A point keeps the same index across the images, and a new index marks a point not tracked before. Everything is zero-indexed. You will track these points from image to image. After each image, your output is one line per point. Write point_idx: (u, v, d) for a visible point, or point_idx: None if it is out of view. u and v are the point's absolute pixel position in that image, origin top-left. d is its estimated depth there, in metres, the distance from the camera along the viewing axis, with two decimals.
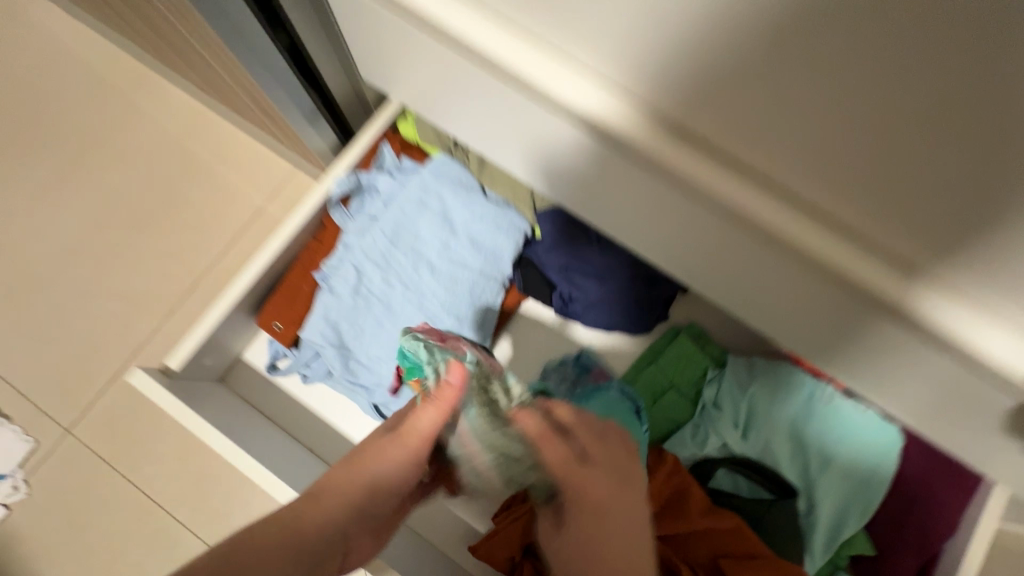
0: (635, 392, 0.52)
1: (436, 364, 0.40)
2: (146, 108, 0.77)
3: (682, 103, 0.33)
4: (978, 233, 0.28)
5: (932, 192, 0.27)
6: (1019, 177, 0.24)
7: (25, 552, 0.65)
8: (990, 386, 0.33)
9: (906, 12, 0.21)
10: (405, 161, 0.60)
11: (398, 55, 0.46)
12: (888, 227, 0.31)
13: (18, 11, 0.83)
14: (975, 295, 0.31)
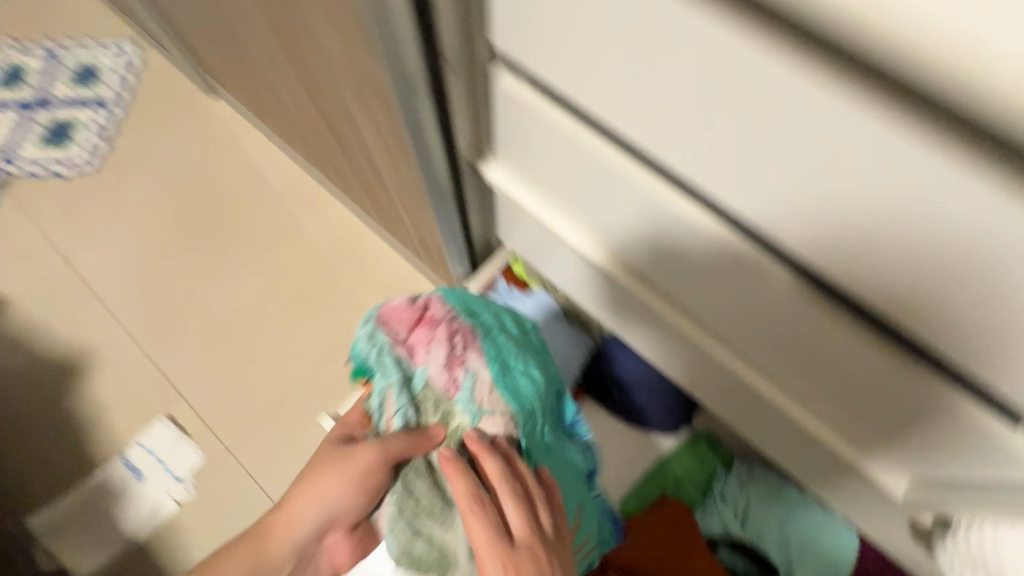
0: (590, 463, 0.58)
1: (395, 391, 0.49)
2: (317, 218, 1.07)
3: (704, 316, 0.57)
4: (872, 430, 0.49)
5: (846, 406, 0.49)
6: (885, 412, 0.46)
7: (185, 540, 0.87)
8: (892, 508, 0.54)
9: (818, 330, 0.45)
10: (512, 289, 0.84)
11: (528, 238, 0.72)
12: (829, 414, 0.53)
13: (240, 139, 1.17)
14: (877, 455, 0.52)
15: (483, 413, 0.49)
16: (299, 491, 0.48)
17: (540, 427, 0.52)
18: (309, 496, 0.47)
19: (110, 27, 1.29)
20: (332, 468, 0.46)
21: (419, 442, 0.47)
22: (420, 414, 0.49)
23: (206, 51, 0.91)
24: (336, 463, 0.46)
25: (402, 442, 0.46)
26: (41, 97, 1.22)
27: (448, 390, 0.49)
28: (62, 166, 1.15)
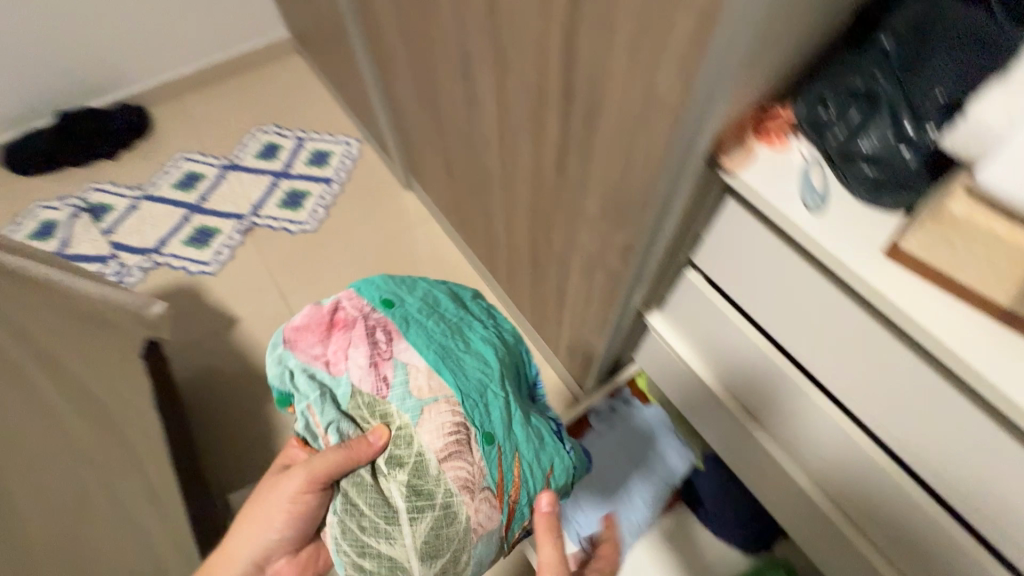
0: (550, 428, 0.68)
1: (319, 408, 0.61)
2: None
3: (810, 469, 0.74)
4: None
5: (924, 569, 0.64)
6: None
7: None
8: None
9: (906, 505, 0.61)
10: (635, 400, 1.05)
11: (665, 372, 0.92)
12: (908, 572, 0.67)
13: (426, 232, 1.51)
14: None
15: (424, 403, 0.60)
16: (252, 524, 0.71)
17: (489, 392, 0.63)
18: (256, 531, 0.71)
19: (341, 128, 1.73)
20: (274, 502, 0.67)
21: (359, 448, 0.58)
22: (361, 420, 0.61)
23: (433, 174, 1.25)
24: (275, 496, 0.67)
25: (334, 458, 0.58)
26: (286, 171, 1.64)
27: (375, 387, 0.60)
28: (292, 224, 1.52)
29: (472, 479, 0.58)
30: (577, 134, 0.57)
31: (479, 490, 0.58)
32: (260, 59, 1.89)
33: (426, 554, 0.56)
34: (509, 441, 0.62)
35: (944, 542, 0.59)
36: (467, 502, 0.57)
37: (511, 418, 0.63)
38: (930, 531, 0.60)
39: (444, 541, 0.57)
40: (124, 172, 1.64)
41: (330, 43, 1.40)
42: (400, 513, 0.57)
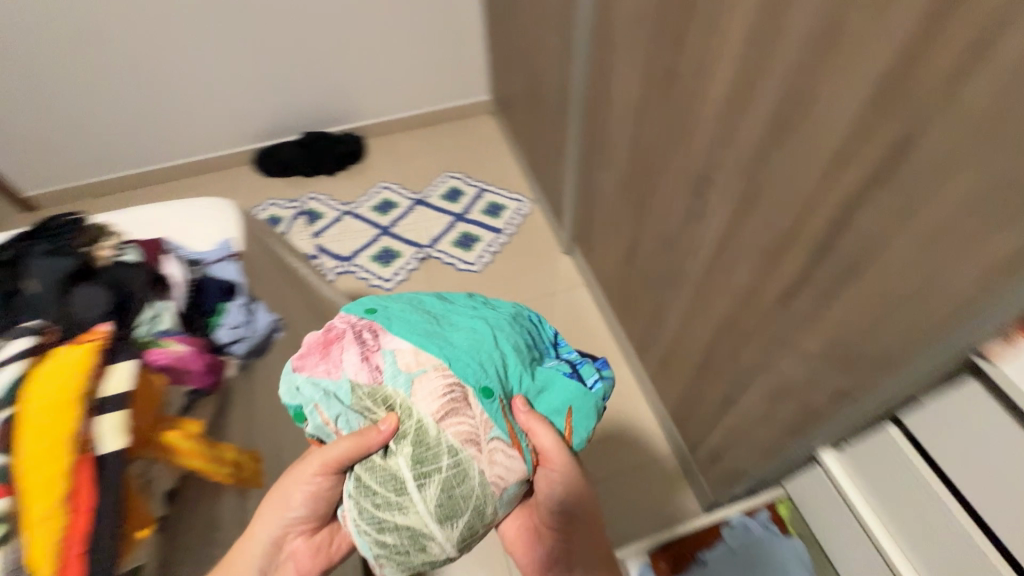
0: (542, 371, 0.69)
1: (322, 404, 0.61)
2: (612, 375, 1.45)
3: None
4: None
5: None
6: None
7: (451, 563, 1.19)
8: None
9: None
10: (773, 526, 1.01)
11: (826, 513, 0.92)
12: None
13: (576, 297, 1.62)
14: None
15: (414, 376, 0.61)
16: (264, 511, 0.66)
17: (480, 354, 0.64)
18: (267, 515, 0.65)
19: (518, 187, 1.92)
20: (283, 486, 0.65)
21: (363, 434, 0.59)
22: (366, 412, 0.61)
23: (607, 255, 1.36)
24: (284, 482, 0.65)
25: (347, 442, 0.59)
26: (464, 214, 1.85)
27: (371, 377, 0.61)
28: (462, 263, 1.71)
29: (479, 433, 0.60)
30: (821, 284, 0.63)
31: (488, 442, 0.60)
32: (461, 114, 2.17)
33: (442, 516, 0.58)
34: (502, 387, 0.63)
35: None
36: (475, 456, 0.59)
37: (505, 369, 0.65)
38: None
39: (460, 501, 0.58)
40: (337, 189, 1.96)
41: (539, 121, 1.59)
42: (408, 483, 0.58)
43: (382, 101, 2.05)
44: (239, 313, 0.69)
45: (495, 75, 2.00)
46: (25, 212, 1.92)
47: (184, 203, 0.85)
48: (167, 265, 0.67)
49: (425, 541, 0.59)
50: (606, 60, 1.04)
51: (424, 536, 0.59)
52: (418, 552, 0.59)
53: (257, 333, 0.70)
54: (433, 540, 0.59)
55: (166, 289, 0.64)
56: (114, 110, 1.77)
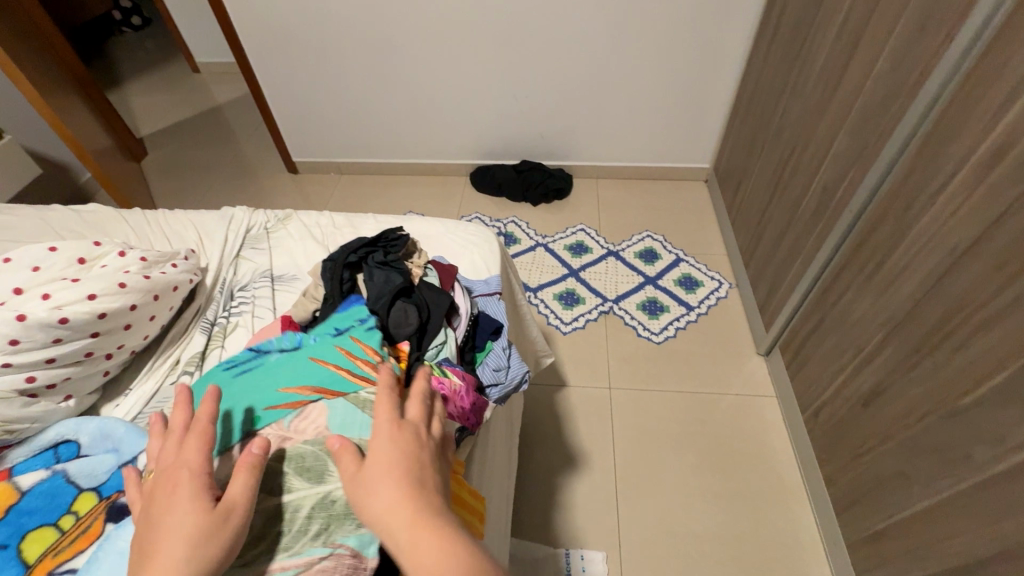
0: (263, 358, 0.72)
1: None
2: (790, 514, 1.25)
3: None
4: None
5: None
6: None
7: None
8: None
9: None
10: None
11: None
12: None
13: (764, 407, 1.44)
14: None
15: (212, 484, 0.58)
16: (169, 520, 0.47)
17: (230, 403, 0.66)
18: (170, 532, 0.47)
19: (719, 267, 1.81)
20: (153, 555, 0.45)
21: (241, 463, 0.53)
22: None
23: (827, 382, 1.19)
24: (147, 543, 0.46)
25: (234, 476, 0.52)
26: (655, 279, 1.79)
27: None
28: (644, 329, 1.64)
29: (278, 434, 0.62)
30: None
31: (290, 426, 0.63)
32: (674, 176, 2.13)
33: (315, 480, 0.59)
34: (266, 397, 0.66)
35: None
36: (290, 444, 0.61)
37: (251, 388, 0.67)
38: None
39: (315, 463, 0.60)
40: (537, 220, 2.04)
41: (776, 211, 1.47)
42: (273, 503, 0.57)
43: (603, 147, 2.07)
44: (502, 356, 0.76)
45: (727, 146, 1.91)
46: (288, 174, 2.30)
47: (460, 227, 0.94)
48: (457, 294, 0.77)
49: (336, 496, 0.58)
50: (921, 184, 0.90)
51: (331, 495, 0.58)
52: (348, 511, 0.57)
53: (511, 379, 0.75)
54: (337, 489, 0.58)
55: (454, 317, 0.75)
56: (380, 108, 2.02)
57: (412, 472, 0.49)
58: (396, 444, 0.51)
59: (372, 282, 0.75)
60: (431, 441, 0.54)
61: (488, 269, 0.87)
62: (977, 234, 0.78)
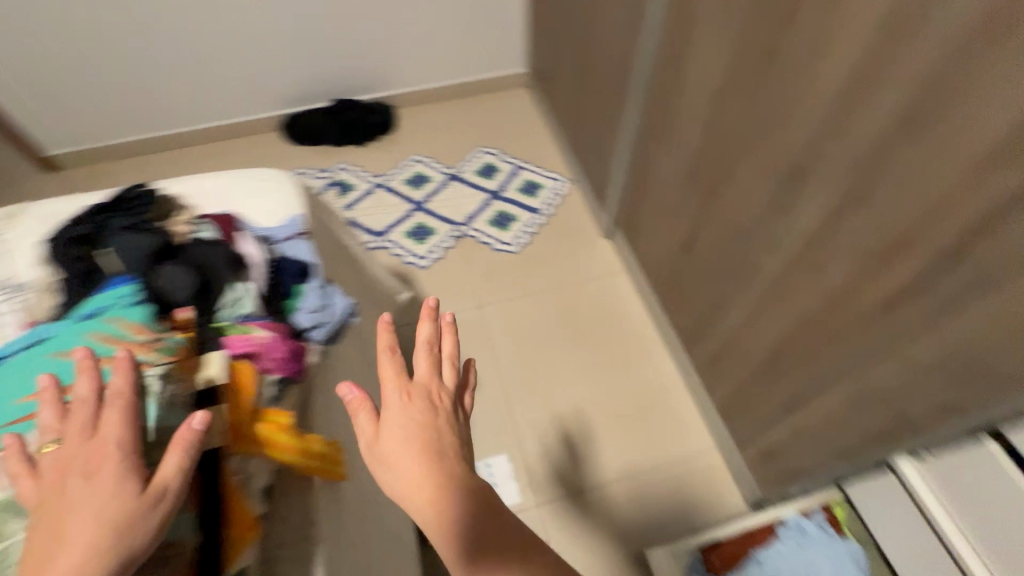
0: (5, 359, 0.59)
1: None
2: (653, 365, 1.42)
3: None
4: None
5: None
6: None
7: None
8: None
9: None
10: (828, 527, 1.00)
11: (898, 518, 0.88)
12: None
13: (617, 283, 1.58)
14: None
15: None
16: (85, 506, 0.43)
17: None
18: (82, 520, 0.42)
19: (555, 167, 1.87)
20: (63, 544, 0.42)
21: (177, 442, 0.48)
22: None
23: (657, 244, 1.32)
24: (57, 537, 0.42)
25: (173, 455, 0.48)
26: (499, 192, 1.80)
27: None
28: (498, 242, 1.66)
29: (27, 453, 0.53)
30: (940, 292, 0.60)
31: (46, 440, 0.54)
32: (497, 87, 2.10)
33: None
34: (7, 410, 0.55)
35: None
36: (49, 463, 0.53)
37: None
38: None
39: None
40: (369, 161, 1.91)
41: (587, 100, 1.52)
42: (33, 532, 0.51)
43: (416, 69, 1.96)
44: (315, 296, 0.72)
45: (536, 46, 1.91)
46: (48, 172, 1.86)
47: (242, 174, 0.83)
48: (242, 245, 0.70)
49: None
50: (683, 38, 0.97)
51: None
52: None
53: (334, 316, 0.74)
54: None
55: (245, 270, 0.68)
56: (140, 65, 1.69)
57: (430, 441, 0.55)
58: (411, 416, 0.57)
59: (119, 248, 0.65)
60: (444, 399, 0.60)
61: (277, 211, 0.78)
62: (726, 74, 0.87)
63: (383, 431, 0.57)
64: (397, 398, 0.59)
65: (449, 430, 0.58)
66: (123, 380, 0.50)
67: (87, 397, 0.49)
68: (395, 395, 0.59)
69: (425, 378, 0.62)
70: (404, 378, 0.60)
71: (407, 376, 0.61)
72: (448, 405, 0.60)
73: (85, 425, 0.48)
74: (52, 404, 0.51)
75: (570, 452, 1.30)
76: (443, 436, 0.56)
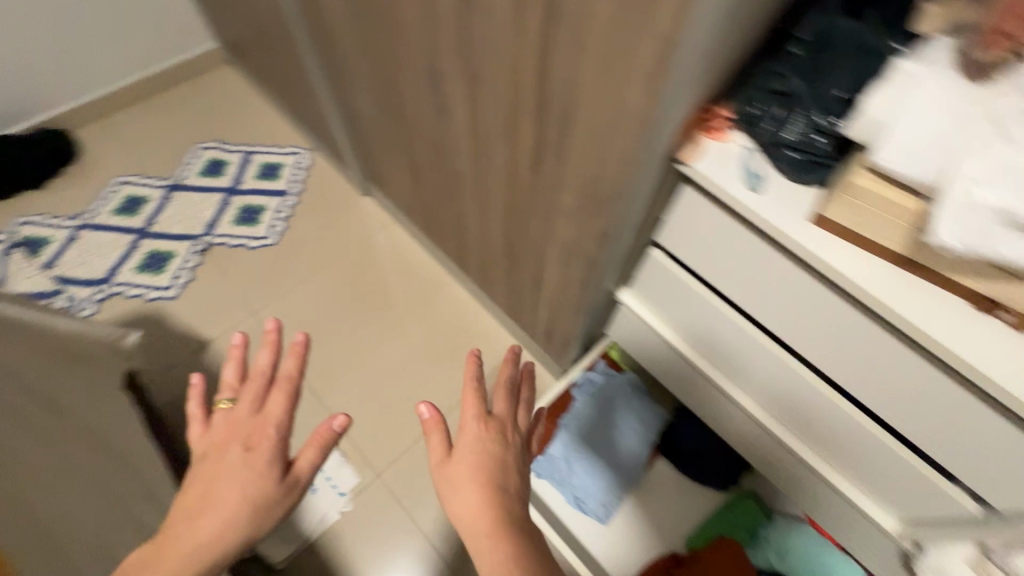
0: None
1: None
2: (448, 297, 1.43)
3: (777, 397, 0.80)
4: (868, 485, 0.76)
5: (853, 467, 0.76)
6: (879, 474, 0.72)
7: (336, 536, 1.12)
8: (878, 533, 0.80)
9: (849, 426, 0.71)
10: (610, 369, 1.13)
11: (642, 343, 1.01)
12: (842, 477, 0.79)
13: (391, 235, 1.53)
14: (867, 499, 0.78)
15: None
16: (242, 475, 0.61)
17: None
18: (241, 484, 0.61)
19: (290, 138, 1.71)
20: (219, 496, 0.60)
21: (319, 436, 0.65)
22: None
23: (399, 182, 1.29)
24: (213, 491, 0.60)
25: (313, 449, 0.65)
26: (236, 186, 1.61)
27: None
28: (251, 239, 1.50)
29: None
30: (553, 136, 0.65)
31: None
32: (193, 73, 1.82)
33: None
34: None
35: (877, 451, 0.70)
36: None
37: None
38: (862, 446, 0.71)
39: None
40: (57, 202, 1.56)
41: (278, 57, 1.38)
42: None
43: (73, 77, 1.60)
44: None
45: (211, 14, 1.66)
46: None
47: None
48: None
49: None
50: None
51: None
52: None
53: None
54: None
55: None
56: None
57: (497, 479, 0.60)
58: (484, 450, 0.62)
59: None
60: (513, 438, 0.66)
61: None
62: None
63: (452, 456, 0.61)
64: (473, 428, 0.64)
65: (512, 471, 0.62)
66: (292, 367, 0.70)
67: (263, 373, 0.70)
68: (474, 427, 0.64)
69: (501, 415, 0.68)
70: (484, 411, 0.65)
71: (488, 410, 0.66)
72: (514, 445, 0.66)
73: (252, 398, 0.69)
74: (232, 363, 0.74)
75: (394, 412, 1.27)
76: (508, 474, 0.62)
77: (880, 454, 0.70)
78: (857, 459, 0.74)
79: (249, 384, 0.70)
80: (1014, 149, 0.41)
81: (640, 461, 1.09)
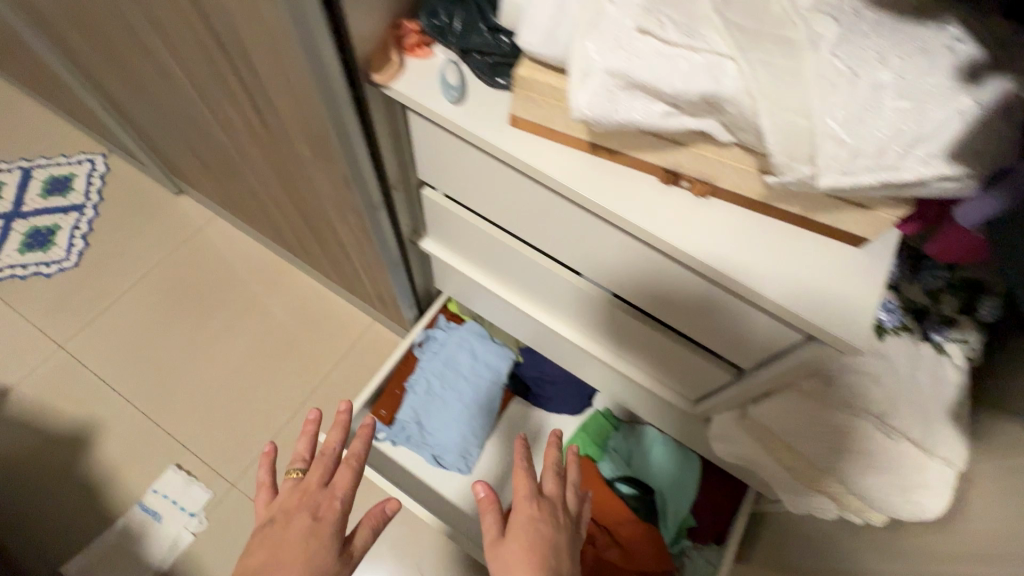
0: None
1: None
2: (289, 285, 1.33)
3: (574, 312, 0.83)
4: (662, 375, 0.82)
5: (651, 362, 0.80)
6: (662, 362, 0.78)
7: (192, 558, 1.05)
8: (689, 418, 0.85)
9: (628, 326, 0.75)
10: (451, 323, 1.11)
11: (465, 289, 1.00)
12: (644, 373, 0.85)
13: (216, 231, 1.39)
14: (667, 389, 0.84)
15: None
16: (299, 547, 0.51)
17: None
18: (295, 558, 0.50)
19: (78, 143, 1.49)
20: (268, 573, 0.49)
21: (374, 517, 0.58)
22: None
23: (193, 170, 1.16)
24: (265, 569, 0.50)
25: (365, 529, 0.57)
26: (19, 208, 1.39)
27: None
28: (47, 266, 1.32)
29: None
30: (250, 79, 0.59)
31: None
32: None
33: None
34: None
35: (652, 340, 0.74)
36: None
37: None
38: (642, 339, 0.76)
39: None
40: None
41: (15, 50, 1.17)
42: None
43: None
44: None
45: None
46: None
47: None
48: None
49: None
50: None
51: None
52: None
53: None
54: None
55: None
56: None
57: (552, 560, 0.50)
58: (536, 529, 0.53)
59: None
60: (565, 523, 0.56)
61: None
62: None
63: (503, 544, 0.52)
64: (525, 511, 0.54)
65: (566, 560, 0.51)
66: (362, 446, 0.61)
67: (333, 447, 0.61)
68: (527, 506, 0.55)
69: (551, 494, 0.58)
70: (534, 490, 0.56)
71: (538, 487, 0.57)
72: (568, 530, 0.56)
73: (320, 470, 0.59)
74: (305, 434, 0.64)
75: (244, 417, 1.18)
76: (563, 562, 0.51)
77: (653, 344, 0.75)
78: (644, 352, 0.79)
79: (321, 454, 0.60)
80: (619, 10, 0.40)
81: (492, 405, 1.09)
